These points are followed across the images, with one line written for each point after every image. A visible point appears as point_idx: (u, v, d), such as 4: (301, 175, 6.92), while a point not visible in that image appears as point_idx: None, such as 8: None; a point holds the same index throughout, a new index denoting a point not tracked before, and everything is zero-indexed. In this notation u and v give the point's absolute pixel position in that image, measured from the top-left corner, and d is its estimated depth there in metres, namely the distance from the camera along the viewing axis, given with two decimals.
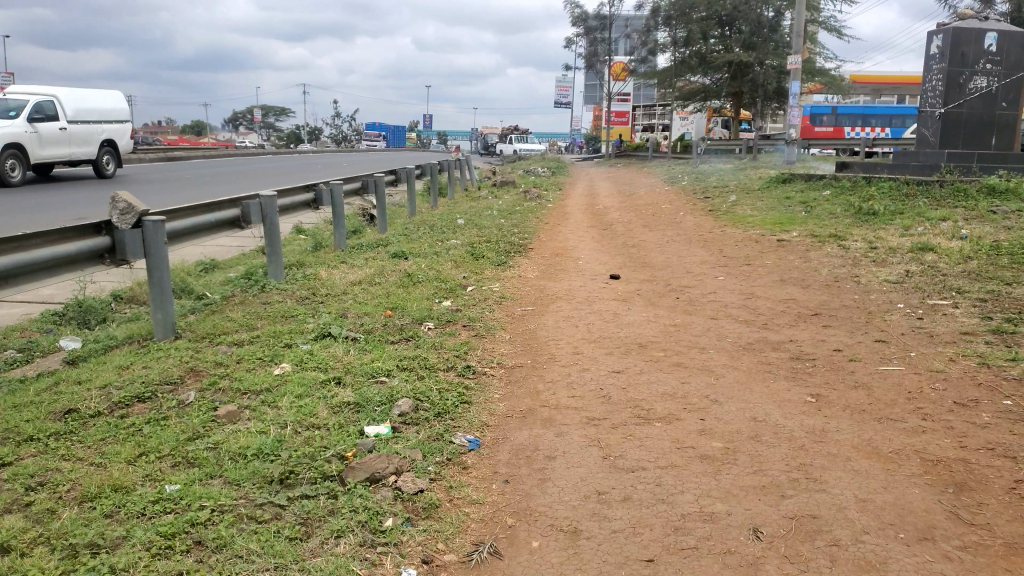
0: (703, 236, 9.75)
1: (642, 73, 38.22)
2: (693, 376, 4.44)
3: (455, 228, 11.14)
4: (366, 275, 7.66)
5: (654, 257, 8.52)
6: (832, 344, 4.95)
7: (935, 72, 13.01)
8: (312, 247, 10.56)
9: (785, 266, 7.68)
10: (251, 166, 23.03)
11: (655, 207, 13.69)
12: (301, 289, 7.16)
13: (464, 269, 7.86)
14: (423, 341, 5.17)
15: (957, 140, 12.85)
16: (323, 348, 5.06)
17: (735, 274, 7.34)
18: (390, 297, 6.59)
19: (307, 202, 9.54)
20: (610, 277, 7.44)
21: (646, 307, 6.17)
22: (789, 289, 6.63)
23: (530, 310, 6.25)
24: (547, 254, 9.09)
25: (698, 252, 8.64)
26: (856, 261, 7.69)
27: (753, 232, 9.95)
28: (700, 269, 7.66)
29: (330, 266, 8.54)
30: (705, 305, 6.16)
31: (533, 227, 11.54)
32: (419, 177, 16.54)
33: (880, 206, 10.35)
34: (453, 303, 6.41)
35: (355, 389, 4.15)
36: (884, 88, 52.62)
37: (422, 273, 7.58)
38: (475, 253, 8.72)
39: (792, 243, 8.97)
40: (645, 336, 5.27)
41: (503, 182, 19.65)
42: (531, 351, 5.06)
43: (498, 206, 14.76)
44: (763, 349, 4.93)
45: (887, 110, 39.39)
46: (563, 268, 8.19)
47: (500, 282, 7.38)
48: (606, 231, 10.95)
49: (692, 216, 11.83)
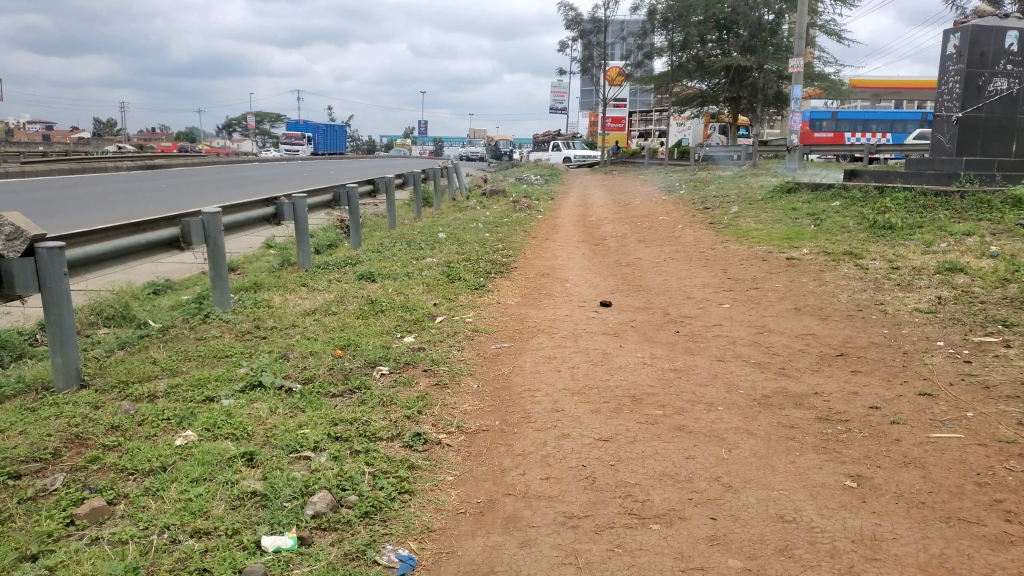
0: (704, 254, 8.87)
1: (638, 77, 37.37)
2: (699, 445, 3.54)
3: (433, 244, 10.25)
4: (323, 303, 6.75)
5: (651, 278, 7.65)
6: (867, 398, 4.06)
7: (952, 73, 12.29)
8: (276, 267, 9.66)
9: (798, 291, 6.80)
10: (231, 174, 22.12)
11: (651, 220, 12.81)
12: (245, 320, 6.25)
13: (436, 294, 6.97)
14: (370, 395, 4.26)
15: (975, 148, 12.09)
16: (247, 407, 4.13)
17: (743, 301, 6.46)
18: (344, 333, 5.68)
19: (267, 216, 8.63)
20: (601, 304, 6.55)
21: (640, 344, 5.27)
22: (805, 321, 5.75)
23: (504, 347, 5.35)
24: (533, 274, 8.22)
25: (699, 273, 7.75)
26: (879, 285, 6.82)
27: (759, 248, 9.11)
28: (703, 294, 6.78)
29: (288, 291, 7.64)
30: (709, 342, 5.27)
31: (519, 242, 10.69)
32: (402, 187, 15.70)
33: (898, 219, 9.52)
34: (416, 339, 5.50)
35: (267, 473, 3.23)
36: (883, 92, 51.91)
37: (386, 300, 6.68)
38: (451, 274, 7.83)
39: (803, 262, 8.13)
40: (639, 386, 4.37)
41: (493, 191, 18.75)
42: (500, 405, 4.16)
43: (484, 217, 13.89)
44: (782, 405, 4.03)
45: (888, 114, 38.61)
46: (548, 292, 7.31)
47: (475, 310, 6.49)
48: (598, 247, 10.10)
49: (691, 229, 11.00)
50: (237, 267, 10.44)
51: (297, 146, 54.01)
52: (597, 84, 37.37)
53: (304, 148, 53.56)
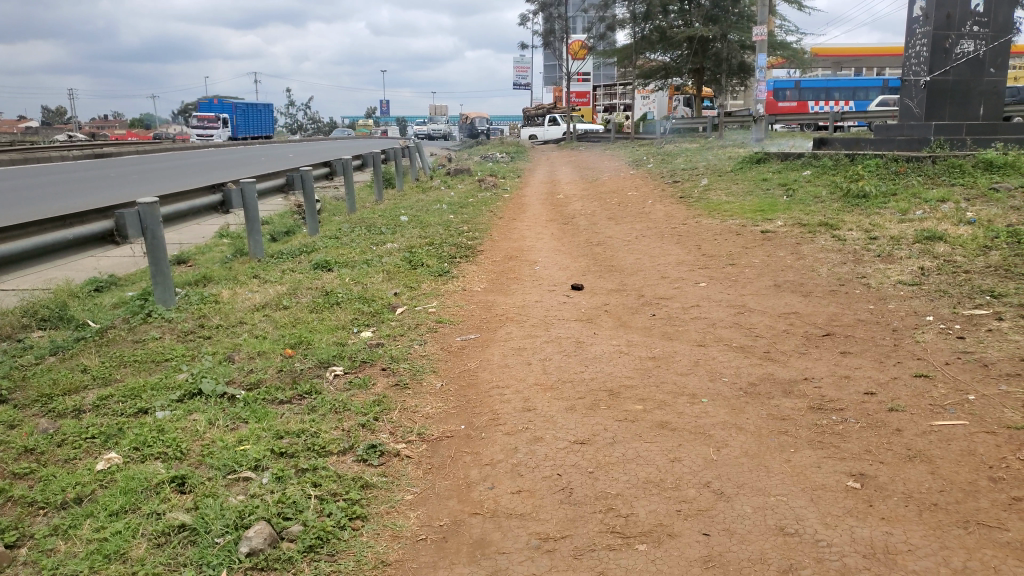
0: (677, 229, 8.57)
1: (600, 51, 36.90)
2: (684, 444, 3.21)
3: (395, 228, 9.83)
4: (275, 297, 6.33)
5: (623, 257, 7.33)
6: (861, 382, 3.76)
7: (919, 36, 12.01)
8: (230, 257, 9.19)
9: (776, 266, 6.51)
10: (187, 160, 21.39)
11: (620, 195, 12.50)
12: (191, 318, 5.81)
13: (397, 283, 6.57)
14: (320, 401, 3.86)
15: (944, 111, 11.91)
16: (184, 421, 3.71)
17: (720, 280, 6.15)
18: (296, 329, 5.27)
19: (215, 204, 8.11)
20: (572, 287, 6.20)
21: (614, 330, 4.93)
22: (786, 298, 5.45)
23: (469, 339, 4.98)
24: (499, 257, 7.84)
25: (672, 250, 7.44)
26: (859, 257, 6.56)
27: (732, 221, 8.84)
28: (677, 273, 6.47)
29: (239, 284, 7.20)
30: (686, 326, 4.95)
31: (485, 223, 10.31)
32: (361, 169, 15.20)
33: (872, 187, 9.31)
34: (374, 334, 5.10)
35: (199, 501, 2.84)
36: (845, 60, 52.00)
37: (343, 292, 6.26)
38: (412, 259, 7.43)
39: (778, 235, 7.86)
40: (615, 377, 4.03)
41: (457, 170, 18.30)
42: (465, 406, 3.80)
43: (448, 198, 13.47)
44: (771, 395, 3.71)
45: (850, 82, 38.64)
46: (516, 276, 6.95)
47: (439, 299, 6.10)
48: (567, 225, 9.75)
49: (661, 204, 10.70)
50: (189, 259, 9.93)
51: (218, 134, 50.50)
52: (559, 58, 36.88)
53: (221, 134, 48.26)
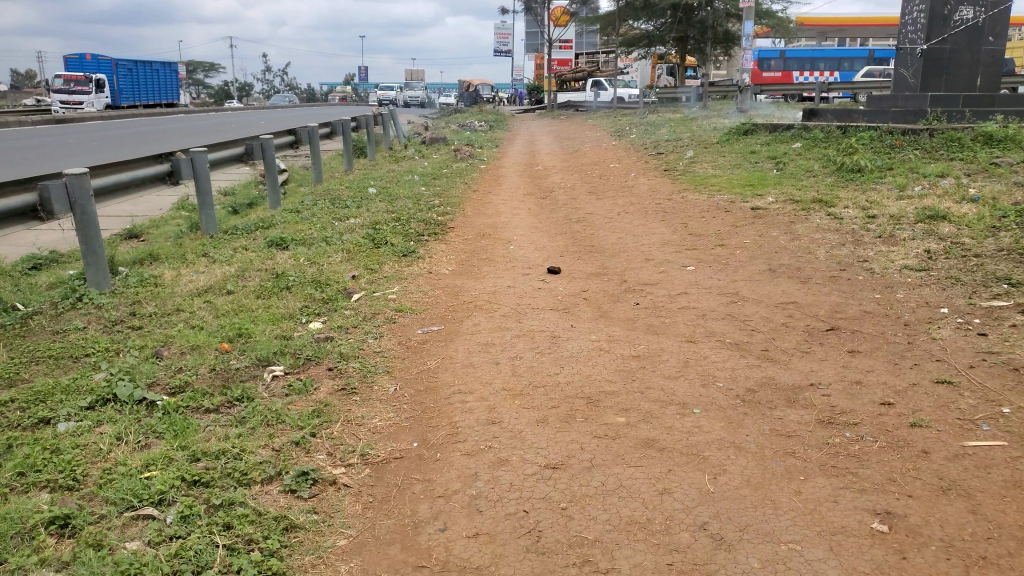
0: (661, 205, 8.04)
1: (582, 17, 35.95)
2: (673, 471, 2.70)
3: (362, 202, 9.23)
4: (220, 280, 5.76)
5: (603, 235, 6.82)
6: (874, 390, 3.27)
7: (916, 2, 11.51)
8: (183, 232, 8.58)
9: (769, 248, 6.01)
10: (150, 127, 20.44)
11: (602, 167, 11.93)
12: (123, 305, 5.21)
13: (356, 265, 6.00)
14: (250, 412, 3.32)
15: (939, 83, 11.50)
16: (86, 437, 3.12)
17: (709, 263, 5.65)
18: (237, 321, 4.69)
19: (163, 175, 7.44)
20: (548, 270, 5.67)
21: (594, 323, 4.41)
22: (782, 284, 4.96)
23: (431, 332, 4.44)
24: (471, 235, 7.30)
25: (657, 229, 6.91)
26: (859, 238, 6.07)
27: (719, 196, 8.34)
28: (662, 255, 5.95)
29: (185, 265, 6.62)
30: (673, 317, 4.44)
31: (458, 197, 9.74)
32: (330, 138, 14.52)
33: (867, 160, 8.82)
34: (323, 327, 4.55)
35: (79, 553, 2.27)
36: (830, 30, 51.38)
37: (296, 276, 5.70)
38: (376, 238, 6.86)
39: (769, 212, 7.37)
40: (593, 380, 3.51)
41: (433, 139, 17.61)
42: (418, 417, 3.27)
43: (421, 169, 12.84)
44: (772, 405, 3.22)
45: (835, 52, 38.10)
46: (488, 257, 6.41)
47: (401, 283, 5.56)
48: (545, 200, 9.20)
49: (644, 177, 10.16)
50: (141, 234, 9.28)
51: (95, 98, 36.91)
52: (540, 25, 35.91)
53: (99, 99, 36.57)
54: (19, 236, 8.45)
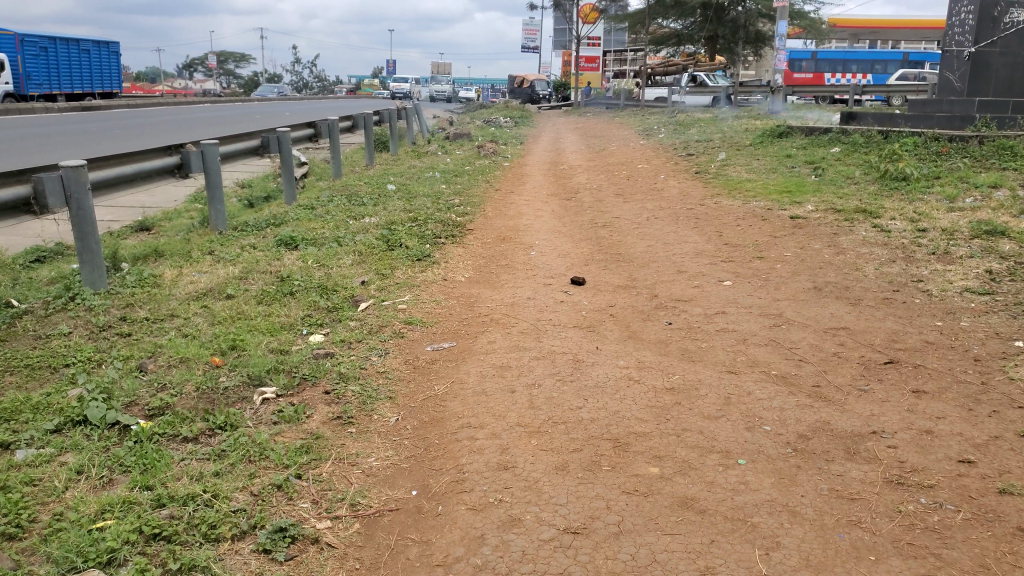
0: (693, 211, 7.57)
1: (612, 15, 35.31)
2: (718, 542, 2.28)
3: (379, 199, 8.85)
4: (222, 282, 5.39)
5: (632, 243, 6.38)
6: (949, 442, 2.82)
7: (965, 2, 11.01)
8: (194, 227, 8.25)
9: (812, 263, 5.53)
10: (171, 117, 20.16)
11: (630, 168, 11.45)
12: (115, 307, 4.84)
13: (367, 270, 5.62)
14: (231, 444, 2.92)
15: (987, 88, 10.84)
16: (43, 469, 2.72)
17: (747, 279, 5.19)
18: (232, 331, 4.31)
19: (172, 168, 7.06)
20: (571, 281, 5.24)
21: (622, 345, 3.99)
22: (830, 306, 4.50)
23: (441, 350, 4.04)
24: (489, 238, 6.89)
25: (690, 238, 6.45)
26: (909, 254, 5.57)
27: (755, 203, 7.86)
28: (696, 268, 5.51)
29: (189, 263, 6.26)
30: (710, 342, 4.01)
31: (479, 196, 9.34)
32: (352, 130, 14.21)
33: (913, 169, 8.29)
34: (324, 341, 4.16)
35: None
36: (863, 32, 50.26)
37: (302, 280, 5.32)
38: (389, 239, 6.47)
39: (809, 221, 6.89)
40: (622, 419, 3.09)
41: (456, 135, 17.20)
42: (421, 458, 2.88)
43: (443, 166, 12.45)
44: (829, 458, 2.78)
45: (870, 54, 37.20)
46: (507, 263, 6.00)
47: (413, 291, 5.17)
48: (570, 202, 8.77)
49: (675, 180, 9.67)
50: (152, 226, 8.97)
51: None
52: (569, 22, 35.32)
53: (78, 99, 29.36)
54: (25, 227, 8.15)
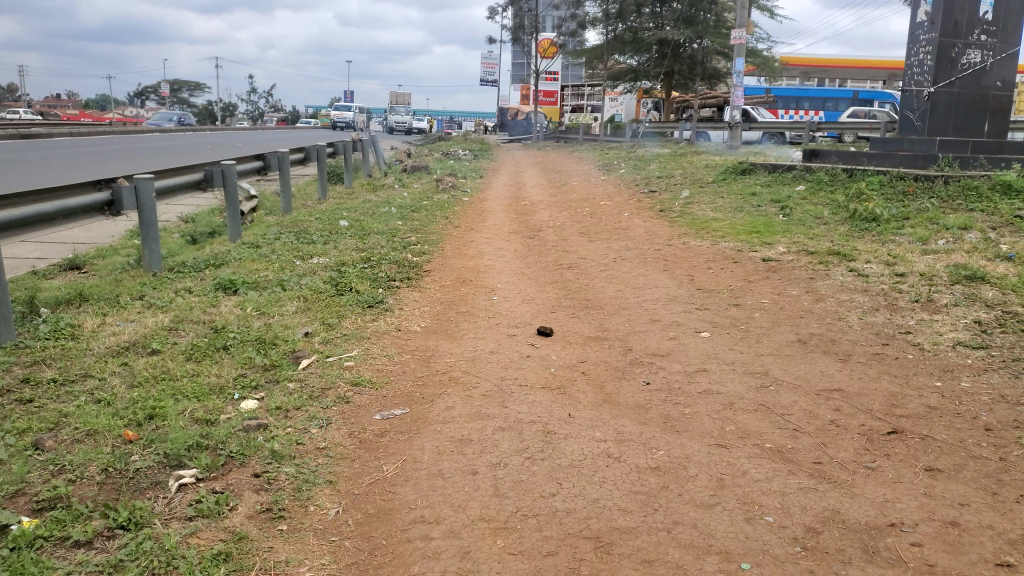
0: (661, 252, 7.24)
1: (570, 49, 35.52)
2: None
3: (330, 236, 8.37)
4: (148, 333, 4.84)
5: (599, 287, 6.00)
6: (980, 539, 2.45)
7: (922, 43, 10.91)
8: (128, 267, 7.65)
9: (791, 311, 5.20)
10: (116, 146, 19.37)
11: (593, 205, 11.15)
12: (20, 365, 4.25)
13: (312, 319, 5.12)
14: (132, 552, 2.41)
15: (947, 128, 10.82)
16: None
17: (725, 329, 4.83)
18: (151, 396, 3.78)
19: (100, 205, 6.43)
20: (537, 332, 4.82)
21: (596, 411, 3.56)
22: (818, 363, 4.15)
23: (392, 419, 3.57)
24: (448, 280, 6.45)
25: (660, 282, 6.10)
26: (891, 302, 5.28)
27: (724, 243, 7.57)
28: (670, 316, 5.14)
29: (116, 308, 5.69)
30: (693, 408, 3.61)
31: (437, 233, 8.91)
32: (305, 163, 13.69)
33: (882, 209, 8.10)
34: (258, 408, 3.66)
35: None
36: (814, 70, 51.47)
37: (238, 331, 4.80)
38: (339, 283, 5.99)
39: (783, 264, 6.60)
40: (602, 510, 2.66)
41: (414, 168, 16.78)
42: (364, 568, 2.41)
43: (400, 200, 12.01)
44: (845, 560, 2.38)
45: (821, 92, 38.00)
46: (467, 310, 5.56)
47: (363, 344, 4.68)
48: (532, 240, 8.39)
49: (639, 218, 9.37)
50: (84, 265, 8.33)
51: None
52: (527, 56, 35.37)
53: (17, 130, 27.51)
54: None
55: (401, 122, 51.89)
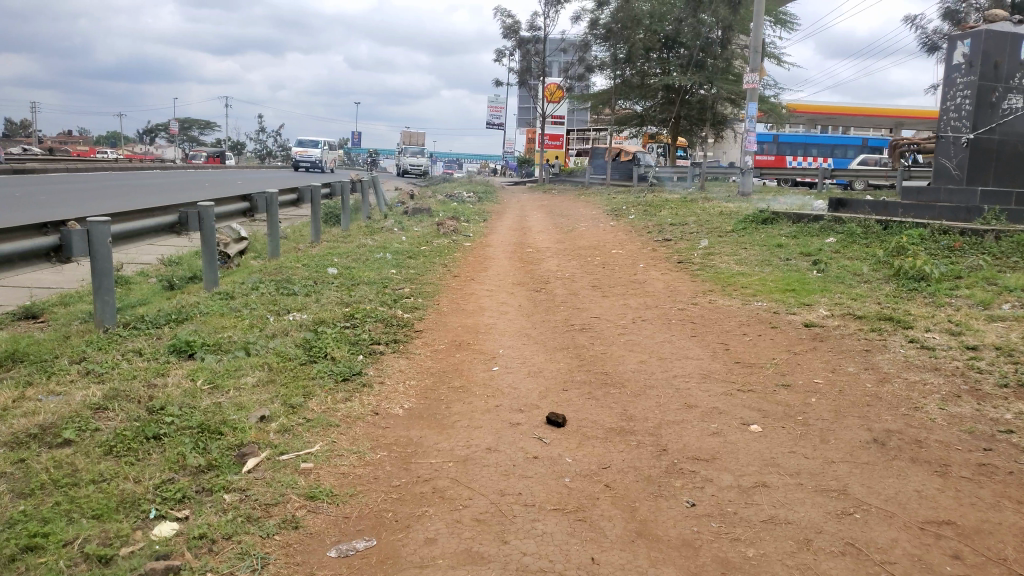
0: (685, 312, 6.36)
1: (577, 92, 35.08)
2: None
3: (313, 287, 7.49)
4: (69, 412, 3.93)
5: (618, 357, 5.11)
6: None
7: (959, 87, 10.12)
8: (83, 319, 6.75)
9: (854, 395, 4.30)
10: (107, 183, 18.59)
11: (603, 254, 10.30)
12: None
13: (271, 400, 4.22)
14: None
15: (987, 177, 10.01)
16: None
17: (776, 421, 3.93)
18: (39, 513, 2.85)
19: (45, 250, 5.55)
20: (546, 419, 3.91)
21: (628, 555, 2.66)
22: (908, 477, 3.24)
23: (354, 559, 2.67)
24: (441, 343, 5.54)
25: (690, 352, 5.20)
26: (974, 387, 4.36)
27: (755, 303, 6.70)
28: (708, 400, 4.24)
29: (48, 374, 4.79)
30: (758, 549, 2.70)
31: (433, 284, 8.05)
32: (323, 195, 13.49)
33: (932, 266, 7.22)
34: (181, 538, 2.76)
35: None
36: (820, 118, 51.11)
37: (178, 415, 3.90)
38: (313, 348, 5.10)
39: (829, 332, 5.71)
40: None
41: (414, 210, 15.97)
42: None
43: (395, 245, 11.16)
44: None
45: (831, 139, 37.29)
46: (463, 383, 4.65)
47: (330, 436, 3.78)
48: (538, 294, 7.51)
49: (657, 270, 8.51)
50: (41, 313, 7.44)
51: None
52: (534, 99, 34.78)
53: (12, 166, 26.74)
54: None
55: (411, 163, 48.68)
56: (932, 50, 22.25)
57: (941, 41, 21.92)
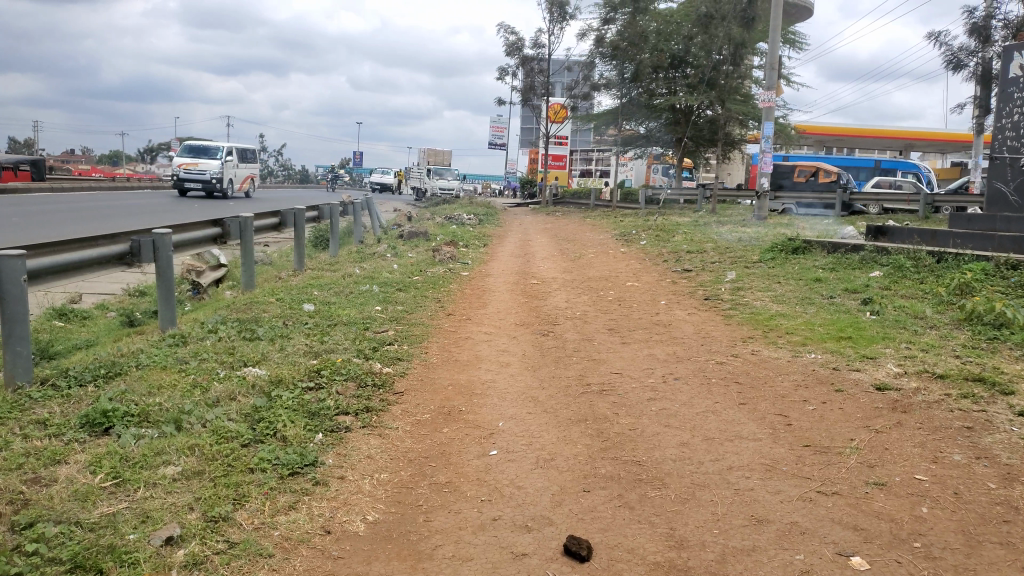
0: (726, 369, 5.23)
1: (581, 113, 34.12)
2: None
3: (280, 331, 6.35)
4: None
5: (649, 436, 3.97)
6: None
7: (1017, 102, 9.07)
8: None
9: (977, 503, 3.18)
10: (84, 205, 17.41)
11: (617, 287, 9.19)
12: None
13: (190, 509, 3.09)
14: None
15: None
16: None
17: (885, 550, 2.82)
18: None
19: None
20: (563, 547, 2.81)
21: None
22: None
23: None
24: (425, 411, 4.41)
25: (742, 430, 4.07)
26: None
27: (807, 357, 5.56)
28: (781, 513, 3.13)
29: None
30: None
31: (423, 325, 6.93)
32: (311, 219, 12.44)
33: (1014, 310, 6.09)
34: None
35: None
36: (828, 140, 50.24)
37: (48, 539, 2.76)
38: (261, 424, 3.96)
39: (909, 400, 4.58)
40: None
41: (410, 234, 14.90)
42: None
43: (384, 275, 10.05)
44: None
45: (842, 161, 36.35)
46: (450, 478, 3.52)
47: None
48: (545, 339, 6.40)
49: (682, 310, 7.38)
50: None
51: None
52: (538, 118, 33.76)
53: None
54: None
55: (442, 186, 42.95)
56: (956, 69, 21.34)
57: (965, 59, 21.01)
